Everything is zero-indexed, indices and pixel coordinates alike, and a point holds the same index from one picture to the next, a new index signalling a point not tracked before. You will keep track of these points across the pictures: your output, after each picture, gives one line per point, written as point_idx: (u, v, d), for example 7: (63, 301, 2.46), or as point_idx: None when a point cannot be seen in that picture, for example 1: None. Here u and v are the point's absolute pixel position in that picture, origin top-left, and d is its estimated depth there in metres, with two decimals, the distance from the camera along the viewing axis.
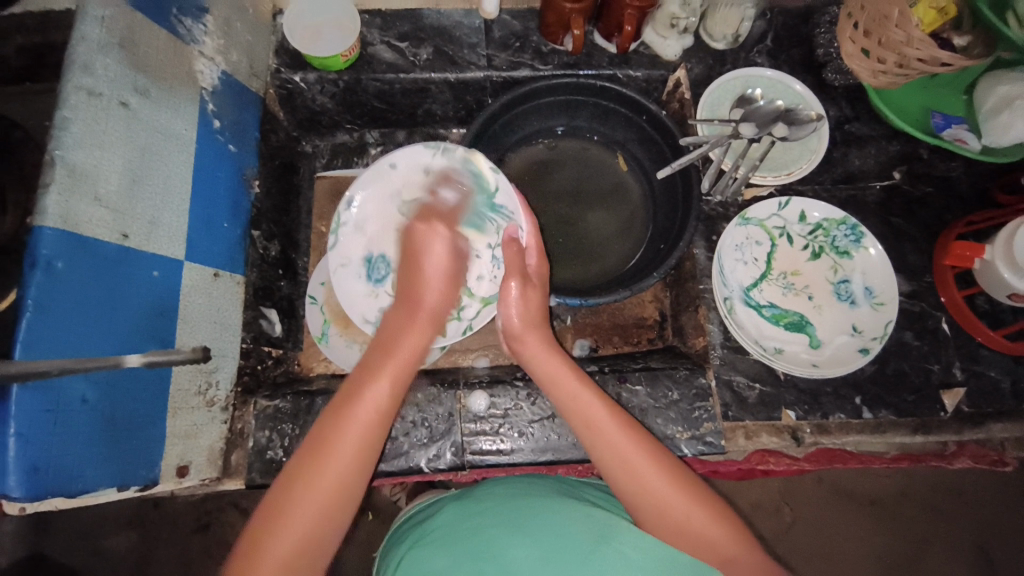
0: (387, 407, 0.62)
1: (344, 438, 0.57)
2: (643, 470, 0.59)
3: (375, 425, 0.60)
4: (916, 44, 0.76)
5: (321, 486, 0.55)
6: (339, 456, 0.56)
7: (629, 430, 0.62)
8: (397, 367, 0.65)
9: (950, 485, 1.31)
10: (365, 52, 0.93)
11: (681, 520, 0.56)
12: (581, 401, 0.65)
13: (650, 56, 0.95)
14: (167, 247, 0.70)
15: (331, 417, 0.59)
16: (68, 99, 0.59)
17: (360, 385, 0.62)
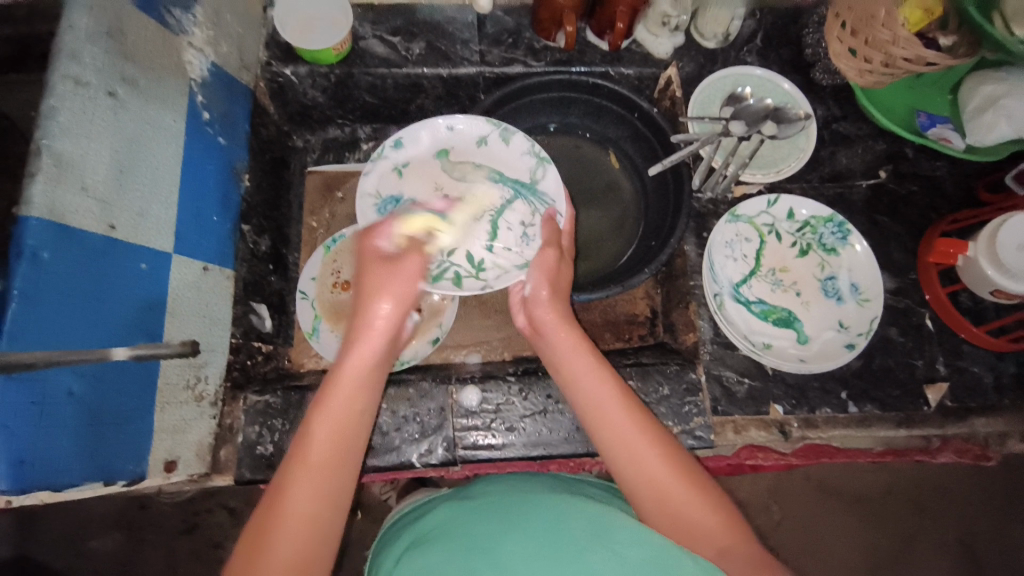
0: (340, 455, 0.56)
1: (278, 538, 0.51)
2: (647, 456, 0.59)
3: (328, 479, 0.54)
4: (902, 43, 0.78)
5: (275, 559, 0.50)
6: (290, 529, 0.52)
7: (636, 415, 0.62)
8: (339, 412, 0.58)
9: (935, 481, 1.33)
10: (358, 46, 0.93)
11: (676, 509, 0.57)
12: (593, 385, 0.64)
13: (642, 54, 0.95)
14: (155, 240, 0.69)
15: (281, 475, 0.54)
16: (55, 88, 0.58)
17: (305, 434, 0.56)
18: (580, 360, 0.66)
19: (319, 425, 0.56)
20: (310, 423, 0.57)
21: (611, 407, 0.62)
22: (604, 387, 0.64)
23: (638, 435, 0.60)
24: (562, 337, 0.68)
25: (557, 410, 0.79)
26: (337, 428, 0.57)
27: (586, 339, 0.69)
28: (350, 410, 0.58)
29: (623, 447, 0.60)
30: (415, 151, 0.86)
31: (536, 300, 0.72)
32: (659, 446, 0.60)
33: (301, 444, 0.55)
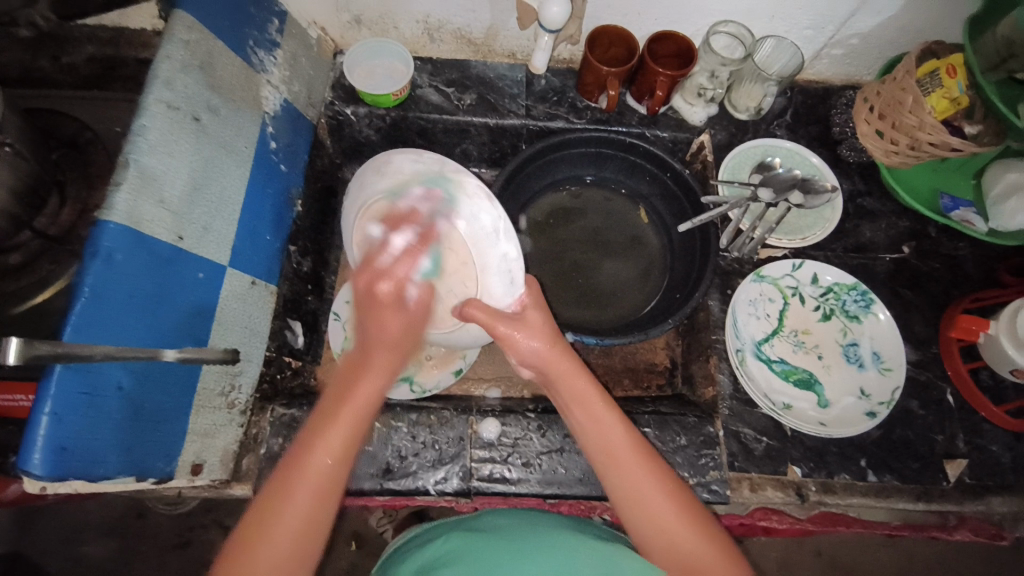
0: (333, 481, 0.56)
1: (287, 506, 0.54)
2: (655, 504, 0.59)
3: (316, 502, 0.55)
4: (928, 129, 0.83)
5: (276, 535, 0.53)
6: (298, 500, 0.54)
7: (645, 461, 0.61)
8: (350, 413, 0.59)
9: (954, 573, 1.27)
10: (415, 94, 1.01)
11: (689, 562, 0.57)
12: (607, 434, 0.63)
13: (677, 119, 1.02)
14: (214, 252, 0.74)
15: (273, 489, 0.55)
16: (147, 110, 0.64)
17: (305, 452, 0.56)
18: (588, 409, 0.65)
19: (324, 446, 0.56)
20: (314, 442, 0.56)
21: (621, 456, 0.62)
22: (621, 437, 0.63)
23: (647, 480, 0.60)
24: (572, 380, 0.66)
25: (574, 450, 0.80)
26: (345, 434, 0.57)
27: (587, 373, 0.67)
28: (362, 410, 0.59)
29: (635, 498, 0.60)
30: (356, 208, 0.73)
31: (534, 357, 0.67)
32: (669, 492, 0.60)
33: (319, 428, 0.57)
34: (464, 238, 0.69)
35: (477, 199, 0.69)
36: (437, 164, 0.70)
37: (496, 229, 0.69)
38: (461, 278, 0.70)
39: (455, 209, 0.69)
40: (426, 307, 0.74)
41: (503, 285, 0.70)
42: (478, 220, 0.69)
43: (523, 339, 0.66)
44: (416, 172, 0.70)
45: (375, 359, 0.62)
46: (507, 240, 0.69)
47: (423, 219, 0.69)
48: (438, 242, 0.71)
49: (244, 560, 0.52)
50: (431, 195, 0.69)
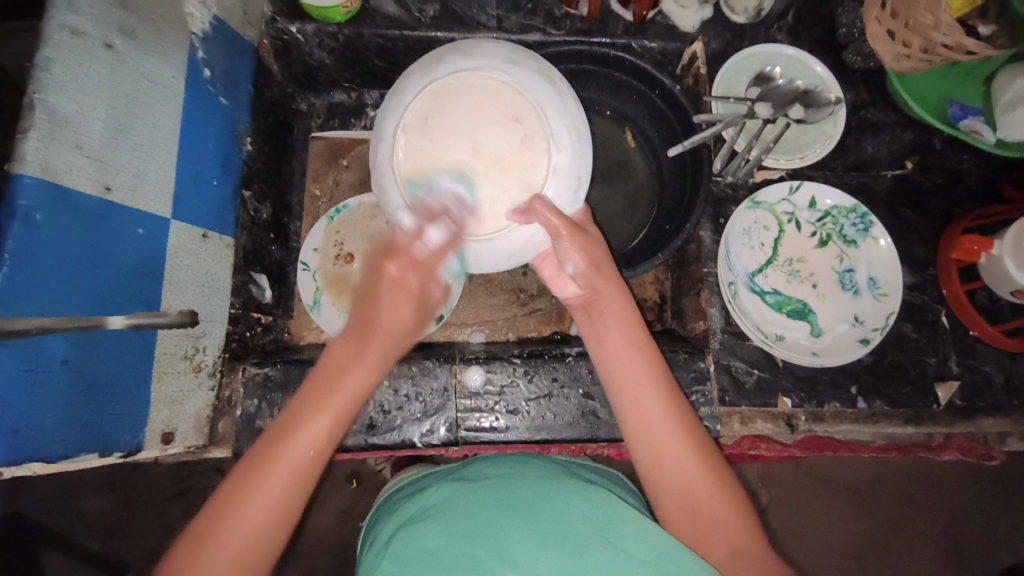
0: (313, 466, 0.53)
1: (256, 499, 0.50)
2: (665, 438, 0.58)
3: (293, 486, 0.52)
4: (944, 30, 0.74)
5: (245, 526, 0.50)
6: (265, 490, 0.51)
7: (671, 406, 0.59)
8: (339, 408, 0.55)
9: (928, 477, 1.33)
10: (368, 5, 0.88)
11: (695, 505, 0.56)
12: (627, 370, 0.61)
13: (667, 27, 0.90)
14: (154, 204, 0.67)
15: (255, 461, 0.52)
16: (51, 37, 0.54)
17: (289, 429, 0.53)
18: (623, 335, 0.62)
19: (308, 424, 0.53)
20: (293, 425, 0.53)
21: (642, 388, 0.60)
22: (639, 372, 0.61)
23: (659, 413, 0.59)
24: (606, 313, 0.64)
25: (562, 395, 0.78)
26: (320, 438, 0.53)
27: (624, 296, 0.64)
28: (352, 405, 0.56)
29: (648, 438, 0.58)
30: (433, 82, 0.63)
31: (581, 276, 0.64)
32: (681, 431, 0.58)
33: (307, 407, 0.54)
34: (543, 133, 0.64)
35: (566, 99, 0.64)
36: (532, 62, 0.64)
37: (575, 132, 0.64)
38: (525, 174, 0.64)
39: (543, 103, 0.64)
40: (461, 207, 0.63)
41: (567, 190, 0.64)
42: (567, 114, 0.64)
43: (574, 245, 0.62)
44: (510, 60, 0.64)
45: (369, 349, 0.57)
46: (581, 148, 0.64)
47: (501, 107, 0.64)
48: (511, 133, 0.64)
49: (222, 518, 0.49)
50: (521, 82, 0.63)
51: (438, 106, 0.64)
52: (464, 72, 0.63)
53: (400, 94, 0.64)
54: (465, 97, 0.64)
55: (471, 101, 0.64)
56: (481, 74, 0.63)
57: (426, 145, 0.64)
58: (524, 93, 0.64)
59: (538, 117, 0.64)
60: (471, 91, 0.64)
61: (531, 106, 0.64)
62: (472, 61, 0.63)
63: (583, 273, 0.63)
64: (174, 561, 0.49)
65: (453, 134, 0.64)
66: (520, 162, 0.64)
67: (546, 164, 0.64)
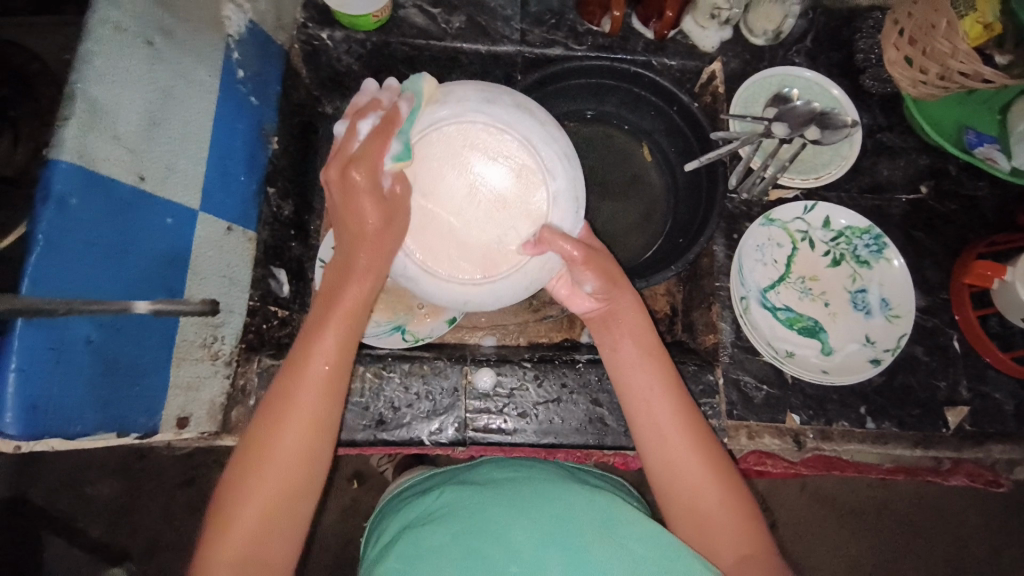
0: (336, 380, 0.58)
1: (288, 421, 0.56)
2: (675, 451, 0.59)
3: (324, 407, 0.57)
4: (962, 57, 0.75)
5: (281, 447, 0.55)
6: (299, 408, 0.56)
7: (682, 416, 0.61)
8: (342, 319, 0.59)
9: (936, 505, 1.31)
10: (397, 15, 0.91)
11: (703, 512, 0.57)
12: (637, 379, 0.62)
13: (687, 45, 0.92)
14: (182, 195, 0.69)
15: (280, 390, 0.57)
16: (93, 31, 0.56)
17: (302, 352, 0.58)
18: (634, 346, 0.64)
19: (319, 342, 0.58)
20: (305, 349, 0.58)
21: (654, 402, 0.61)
22: (650, 380, 0.62)
23: (670, 425, 0.60)
24: (620, 322, 0.65)
25: (571, 400, 0.78)
26: (332, 354, 0.58)
27: (640, 310, 0.66)
28: (355, 312, 0.60)
29: (658, 447, 0.60)
30: (411, 139, 0.61)
31: (599, 296, 0.65)
32: (693, 439, 0.60)
33: (317, 325, 0.59)
34: (536, 165, 0.63)
35: (550, 128, 0.64)
36: (507, 96, 0.63)
37: (565, 156, 0.64)
38: (528, 209, 0.63)
39: (529, 136, 0.63)
40: (471, 255, 0.64)
41: (571, 215, 0.64)
42: (555, 143, 0.64)
43: (592, 268, 0.63)
44: (484, 99, 0.62)
45: (358, 260, 0.59)
46: (573, 172, 0.64)
47: (487, 150, 0.62)
48: (506, 173, 0.63)
49: (264, 443, 0.55)
50: (501, 120, 0.62)
51: (423, 159, 0.62)
52: (439, 117, 0.61)
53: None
54: (449, 148, 0.62)
55: (456, 149, 0.62)
56: (459, 120, 0.61)
57: (422, 207, 0.63)
58: (507, 131, 0.62)
59: (525, 151, 0.63)
60: (453, 139, 0.62)
61: (518, 141, 0.62)
62: (447, 104, 0.61)
63: (601, 290, 0.65)
64: (235, 475, 0.55)
65: (448, 186, 0.63)
66: (521, 200, 0.63)
67: (545, 197, 0.64)
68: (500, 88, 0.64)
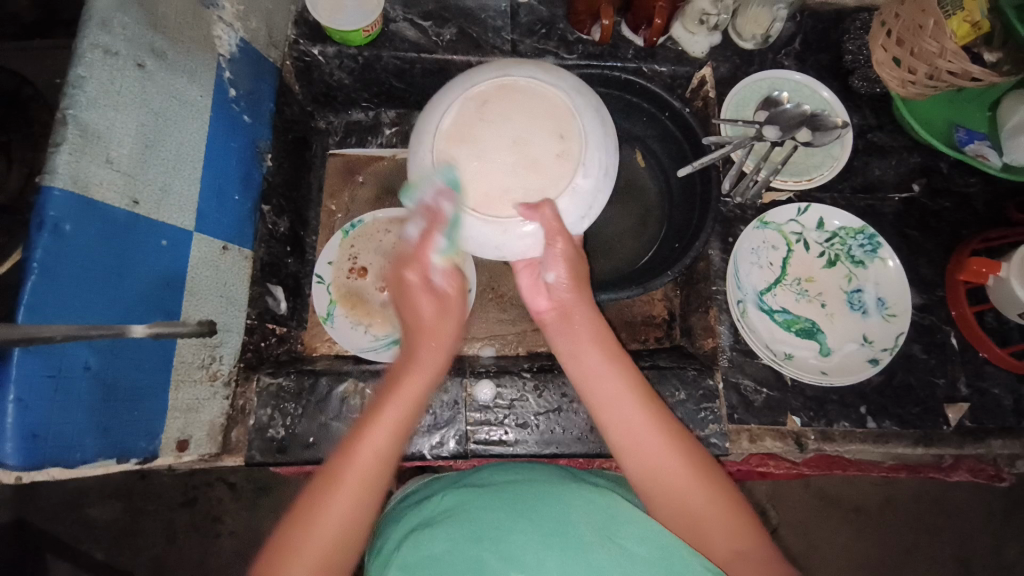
0: (379, 476, 0.56)
1: (332, 508, 0.53)
2: (651, 447, 0.59)
3: (364, 497, 0.55)
4: (949, 57, 0.76)
5: (318, 537, 0.52)
6: (341, 500, 0.54)
7: (651, 413, 0.60)
8: (400, 408, 0.58)
9: (939, 501, 1.31)
10: (388, 29, 0.91)
11: (696, 513, 0.56)
12: (603, 376, 0.62)
13: (677, 51, 0.93)
14: (177, 217, 0.69)
15: (328, 472, 0.55)
16: (84, 56, 0.56)
17: (351, 444, 0.56)
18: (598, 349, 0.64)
19: (371, 433, 0.57)
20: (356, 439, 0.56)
21: (623, 400, 0.61)
22: (618, 379, 0.62)
23: (643, 423, 0.60)
24: (579, 325, 0.66)
25: (571, 409, 0.78)
26: (383, 447, 0.56)
27: (596, 313, 0.67)
28: (411, 406, 0.59)
29: (631, 443, 0.59)
30: (501, 78, 0.64)
31: (559, 289, 0.67)
32: (667, 436, 0.59)
33: (371, 415, 0.58)
34: (578, 156, 0.64)
35: (606, 137, 0.66)
36: (593, 98, 0.66)
37: (603, 170, 0.65)
38: (548, 184, 0.63)
39: (588, 136, 0.64)
40: (479, 187, 0.62)
41: (580, 211, 0.64)
42: (604, 151, 0.65)
43: (563, 251, 0.63)
44: (576, 87, 0.66)
45: (420, 354, 0.62)
46: (598, 186, 0.65)
47: (554, 121, 0.64)
48: (551, 145, 0.64)
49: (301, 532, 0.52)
50: (576, 110, 0.65)
51: (502, 98, 0.64)
52: (534, 84, 0.65)
53: (472, 76, 0.65)
54: (525, 101, 0.64)
55: (529, 105, 0.64)
56: (550, 91, 0.65)
57: (474, 124, 0.63)
58: (574, 118, 0.64)
59: (580, 143, 0.64)
60: (535, 98, 0.64)
61: (577, 132, 0.64)
62: (544, 77, 0.65)
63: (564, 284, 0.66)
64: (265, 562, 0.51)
65: (503, 124, 0.63)
66: (548, 175, 0.63)
67: (567, 185, 0.63)
68: (592, 92, 0.67)
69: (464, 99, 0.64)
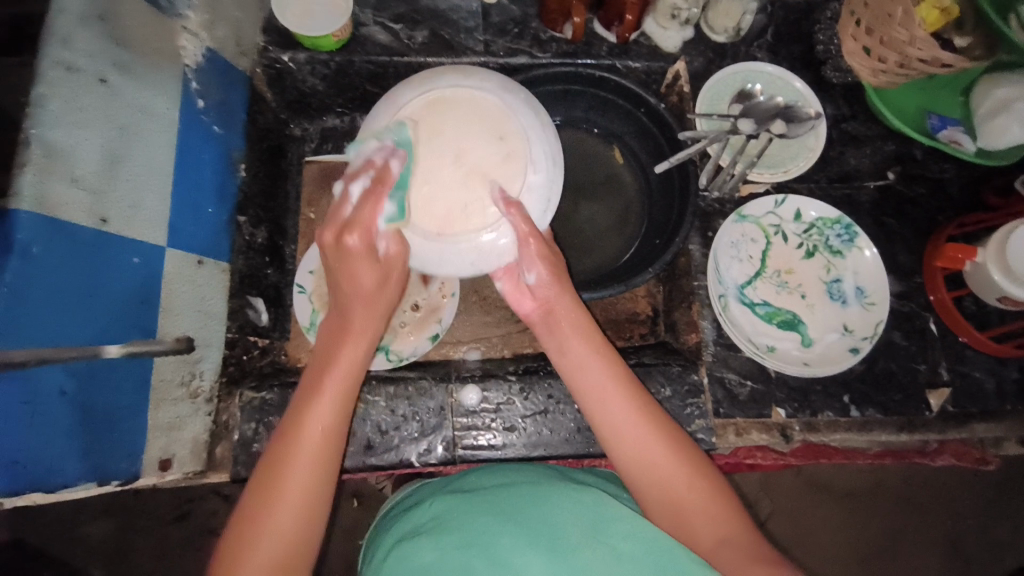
0: (329, 445, 0.56)
1: (287, 484, 0.54)
2: (638, 439, 0.59)
3: (318, 468, 0.55)
4: (920, 43, 0.76)
5: (280, 514, 0.53)
6: (293, 476, 0.54)
7: (637, 406, 0.60)
8: (335, 387, 0.58)
9: (927, 482, 1.33)
10: (359, 33, 0.90)
11: (683, 505, 0.56)
12: (588, 369, 0.63)
13: (650, 47, 0.93)
14: (149, 233, 0.67)
15: (275, 449, 0.56)
16: (45, 74, 0.55)
17: (296, 423, 0.56)
18: (583, 343, 0.64)
19: (315, 407, 0.57)
20: (297, 420, 0.57)
21: (613, 401, 0.61)
22: (604, 372, 0.62)
23: (630, 417, 0.60)
24: (563, 320, 0.65)
25: (558, 410, 0.78)
26: (329, 418, 0.57)
27: (578, 306, 0.66)
28: (350, 376, 0.60)
29: (617, 436, 0.59)
30: (427, 92, 0.65)
31: (541, 288, 0.65)
32: (654, 429, 0.59)
33: (311, 391, 0.58)
34: (523, 154, 0.66)
35: (548, 129, 0.68)
36: (523, 92, 0.68)
37: (552, 161, 0.67)
38: (500, 187, 0.65)
39: (529, 130, 0.66)
40: (434, 206, 0.64)
41: (541, 208, 0.66)
42: (547, 142, 0.67)
43: (538, 250, 0.64)
44: (504, 85, 0.67)
45: (352, 322, 0.61)
46: (553, 175, 0.66)
47: (490, 125, 0.66)
48: (495, 150, 0.65)
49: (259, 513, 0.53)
50: (510, 107, 0.66)
51: (437, 113, 0.65)
52: (461, 91, 0.66)
53: (398, 99, 0.66)
54: (458, 112, 0.66)
55: (465, 114, 0.66)
56: (481, 95, 0.66)
57: (414, 147, 0.64)
58: (511, 118, 0.66)
59: (522, 139, 0.66)
60: (468, 106, 0.66)
61: (516, 131, 0.66)
62: (471, 83, 0.66)
63: (545, 283, 0.65)
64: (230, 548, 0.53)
65: (442, 140, 0.65)
66: (498, 179, 0.65)
67: (522, 182, 0.65)
68: (522, 87, 0.69)
69: (399, 122, 0.65)
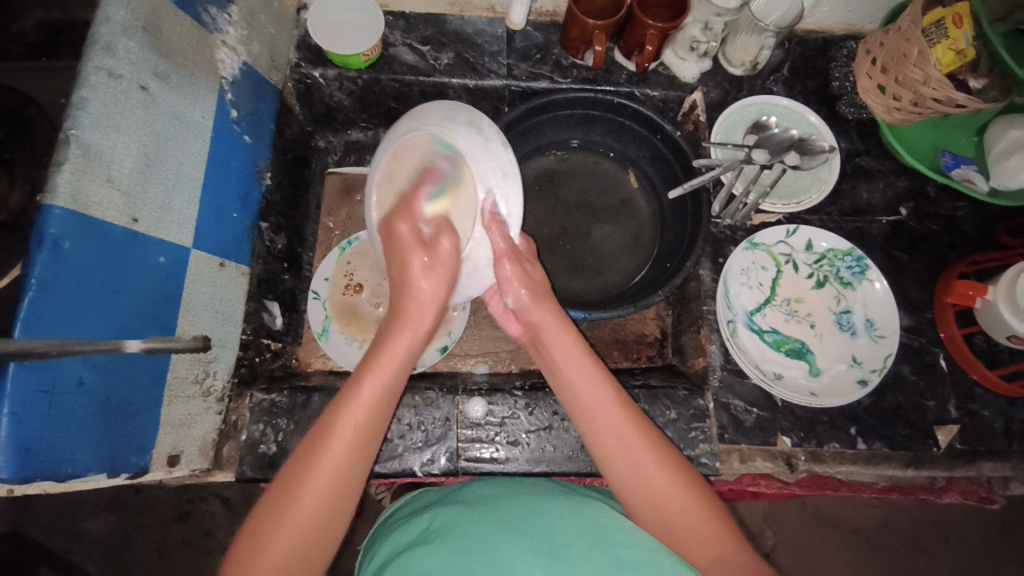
0: (362, 442, 0.56)
1: (315, 476, 0.53)
2: (636, 451, 0.59)
3: (348, 469, 0.55)
4: (934, 84, 0.78)
5: (302, 508, 0.52)
6: (324, 475, 0.53)
7: (633, 418, 0.61)
8: (382, 373, 0.59)
9: (936, 523, 1.30)
10: (387, 53, 0.94)
11: (674, 520, 0.56)
12: (586, 382, 0.63)
13: (668, 77, 0.96)
14: (175, 234, 0.70)
15: (315, 438, 0.55)
16: (88, 79, 0.58)
17: (335, 415, 0.56)
18: (576, 358, 0.64)
19: (355, 401, 0.57)
20: (335, 412, 0.56)
21: (609, 414, 0.61)
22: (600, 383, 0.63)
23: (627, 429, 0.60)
24: (545, 332, 0.66)
25: (562, 428, 0.79)
26: (367, 415, 0.57)
27: (561, 317, 0.67)
28: (394, 368, 0.60)
29: (612, 445, 0.60)
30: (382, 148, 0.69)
31: (522, 311, 0.67)
32: (651, 444, 0.60)
33: (352, 388, 0.58)
34: (472, 178, 0.67)
35: (493, 143, 0.68)
36: (464, 113, 0.69)
37: (502, 174, 0.68)
38: (465, 219, 0.68)
39: (472, 150, 0.67)
40: None
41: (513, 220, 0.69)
42: (494, 158, 0.68)
43: (513, 273, 0.67)
44: (446, 114, 0.68)
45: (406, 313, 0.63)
46: (509, 188, 0.68)
47: (436, 161, 0.67)
48: (447, 184, 0.67)
49: (283, 509, 0.52)
50: (451, 133, 0.67)
51: (399, 163, 0.68)
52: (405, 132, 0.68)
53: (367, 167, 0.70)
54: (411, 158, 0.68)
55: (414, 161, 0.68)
56: (427, 131, 0.67)
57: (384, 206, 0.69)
58: (453, 147, 0.67)
59: (467, 166, 0.67)
60: (418, 152, 0.68)
61: (462, 157, 0.67)
62: (411, 121, 0.68)
63: (523, 303, 0.67)
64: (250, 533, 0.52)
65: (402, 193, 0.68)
66: (457, 211, 0.68)
67: (482, 205, 0.68)
68: (462, 106, 0.70)
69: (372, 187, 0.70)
